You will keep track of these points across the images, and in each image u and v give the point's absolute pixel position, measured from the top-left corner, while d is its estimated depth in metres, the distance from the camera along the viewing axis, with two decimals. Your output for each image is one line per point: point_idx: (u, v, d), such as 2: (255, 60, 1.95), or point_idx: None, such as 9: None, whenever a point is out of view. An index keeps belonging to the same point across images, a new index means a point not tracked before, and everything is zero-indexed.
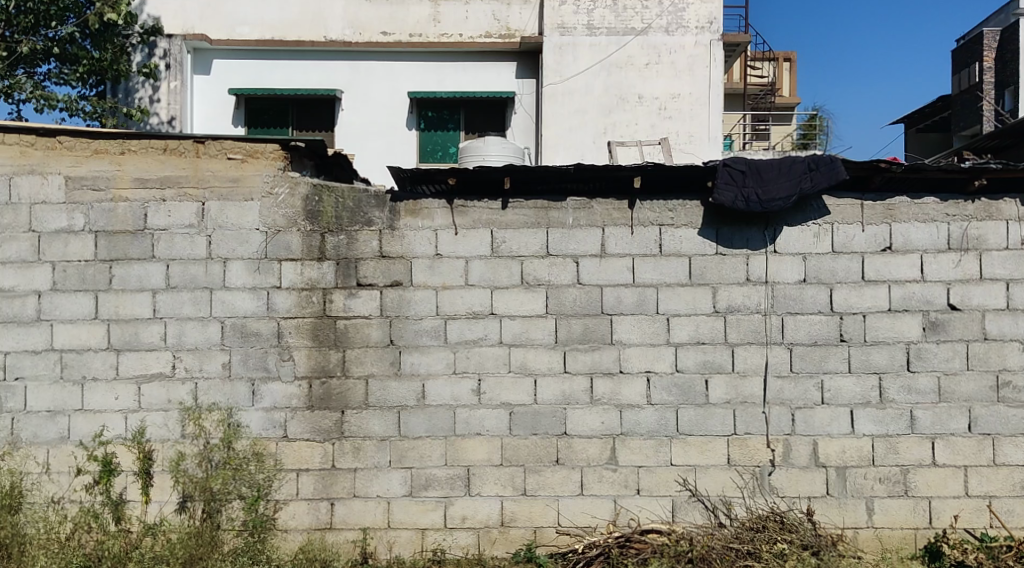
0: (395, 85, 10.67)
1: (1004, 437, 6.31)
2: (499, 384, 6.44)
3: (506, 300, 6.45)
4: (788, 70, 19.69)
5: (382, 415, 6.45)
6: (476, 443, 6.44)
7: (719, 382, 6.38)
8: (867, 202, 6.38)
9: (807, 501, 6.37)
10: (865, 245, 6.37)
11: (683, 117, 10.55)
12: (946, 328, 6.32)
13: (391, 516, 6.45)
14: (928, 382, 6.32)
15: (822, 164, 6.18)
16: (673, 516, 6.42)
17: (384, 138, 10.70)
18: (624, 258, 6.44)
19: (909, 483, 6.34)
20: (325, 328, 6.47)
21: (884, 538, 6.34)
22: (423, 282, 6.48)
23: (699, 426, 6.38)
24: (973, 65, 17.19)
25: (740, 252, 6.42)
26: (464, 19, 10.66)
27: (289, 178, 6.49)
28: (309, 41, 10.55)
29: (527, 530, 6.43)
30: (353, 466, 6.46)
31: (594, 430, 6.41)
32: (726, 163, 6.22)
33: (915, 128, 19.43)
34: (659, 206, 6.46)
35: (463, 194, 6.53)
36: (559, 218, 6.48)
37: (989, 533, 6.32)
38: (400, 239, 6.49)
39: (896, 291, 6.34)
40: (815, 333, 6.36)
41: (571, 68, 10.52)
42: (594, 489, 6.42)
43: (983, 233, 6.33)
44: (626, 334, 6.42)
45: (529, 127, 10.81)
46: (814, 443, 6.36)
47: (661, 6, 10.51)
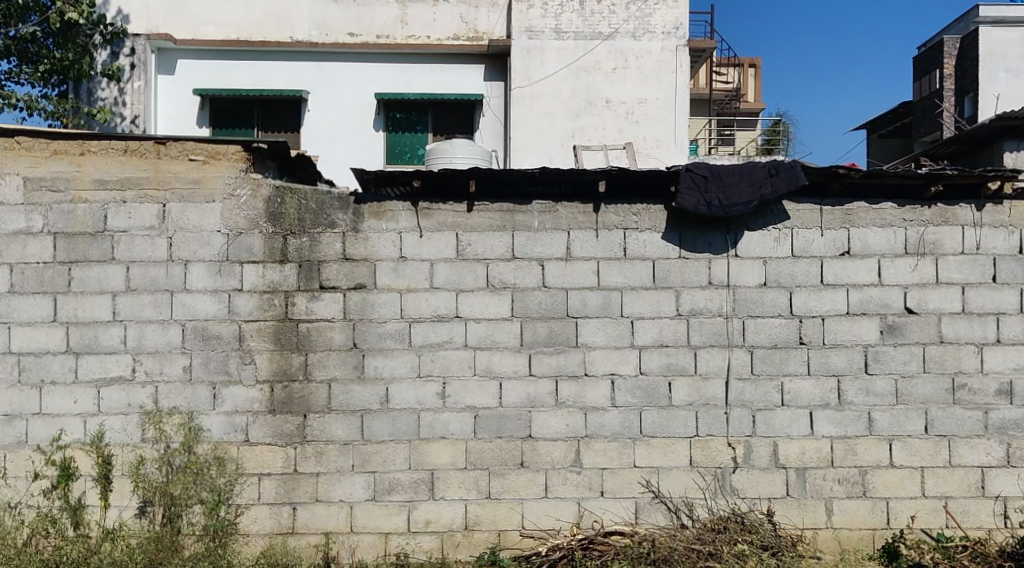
0: (361, 86, 10.63)
1: (961, 438, 6.40)
2: (463, 388, 6.43)
3: (472, 304, 6.45)
4: (753, 76, 19.90)
5: (346, 419, 6.42)
6: (440, 446, 6.43)
7: (682, 384, 6.43)
8: (827, 207, 6.46)
9: (767, 501, 6.43)
10: (825, 249, 6.44)
11: (650, 121, 10.62)
12: (903, 331, 6.41)
13: (354, 520, 6.43)
14: (886, 384, 6.40)
15: (783, 169, 6.25)
16: (636, 517, 6.44)
17: (350, 140, 10.65)
18: (589, 262, 6.46)
19: (867, 484, 6.41)
20: (287, 331, 6.43)
21: (843, 539, 6.40)
22: (387, 285, 6.46)
23: (662, 427, 6.42)
24: (934, 72, 17.40)
25: (703, 255, 6.47)
26: (432, 21, 10.67)
27: (251, 179, 6.45)
28: (275, 42, 10.48)
29: (491, 534, 6.43)
30: (316, 470, 6.42)
31: (559, 432, 6.43)
32: (689, 167, 6.28)
33: (877, 133, 19.65)
34: (624, 209, 6.49)
35: (428, 197, 6.52)
36: (524, 221, 6.49)
37: (945, 533, 6.40)
38: (364, 241, 6.46)
39: (855, 295, 6.42)
40: (776, 336, 6.43)
41: (539, 72, 10.56)
42: (559, 491, 6.43)
43: (939, 238, 6.43)
44: (591, 336, 6.44)
45: (497, 129, 10.83)
46: (775, 444, 6.42)
47: (628, 11, 10.56)
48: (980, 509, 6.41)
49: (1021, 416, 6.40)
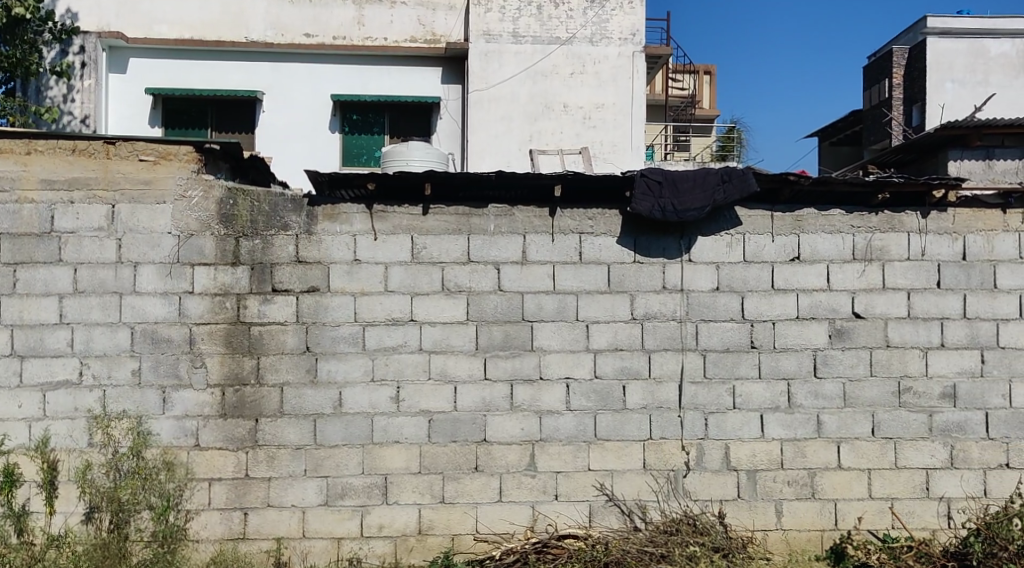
0: (318, 88, 10.55)
1: (906, 440, 6.51)
2: (418, 391, 6.41)
3: (427, 307, 6.43)
4: (708, 83, 20.11)
5: (298, 423, 6.37)
6: (394, 450, 6.40)
7: (636, 388, 6.47)
8: (778, 213, 6.54)
9: (719, 503, 6.50)
10: (775, 254, 6.53)
11: (606, 126, 10.68)
12: (851, 335, 6.51)
13: (306, 525, 6.37)
14: (834, 388, 6.50)
15: (735, 176, 6.31)
16: (590, 520, 6.47)
17: (306, 142, 10.57)
18: (544, 266, 6.48)
19: (816, 485, 6.50)
20: (239, 334, 6.36)
21: (792, 540, 6.49)
22: (340, 288, 6.41)
23: (616, 431, 6.46)
24: (883, 81, 17.71)
25: (657, 260, 6.52)
26: (390, 23, 10.63)
27: (203, 180, 6.37)
28: (230, 42, 10.37)
29: (444, 538, 6.41)
30: (268, 475, 6.36)
31: (513, 436, 6.44)
32: (644, 172, 6.32)
33: (828, 140, 19.95)
34: (580, 214, 6.51)
35: (383, 199, 6.48)
36: (480, 224, 6.49)
37: (891, 533, 6.51)
38: (317, 243, 6.41)
39: (805, 300, 6.51)
40: (728, 339, 6.50)
41: (496, 76, 10.57)
42: (513, 495, 6.44)
43: (886, 244, 6.54)
44: (546, 340, 6.46)
45: (455, 132, 10.81)
46: (726, 446, 6.49)
47: (585, 16, 10.62)
48: (925, 510, 6.53)
49: (965, 418, 6.51)
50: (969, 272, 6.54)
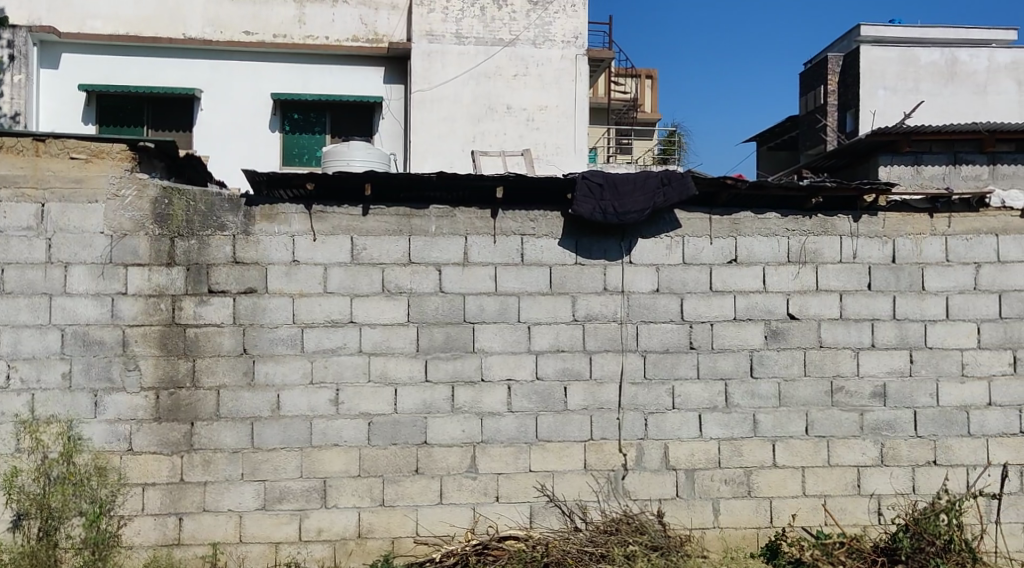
0: (257, 87, 10.42)
1: (838, 439, 6.64)
2: (357, 394, 6.36)
3: (366, 309, 6.38)
4: (650, 87, 20.32)
5: (234, 426, 6.27)
6: (333, 454, 6.34)
7: (577, 389, 6.51)
8: (715, 216, 6.64)
9: (657, 503, 6.56)
10: (713, 257, 6.62)
11: (549, 129, 10.73)
12: (786, 336, 6.63)
13: (243, 529, 6.28)
14: (769, 388, 6.61)
15: (674, 179, 6.40)
16: (530, 522, 6.48)
17: (246, 141, 10.44)
18: (486, 267, 6.48)
19: (752, 484, 6.60)
20: (174, 336, 6.24)
21: (728, 538, 6.58)
22: (278, 289, 6.33)
23: (557, 432, 6.49)
24: (820, 87, 18.07)
25: (598, 262, 6.57)
26: (332, 22, 10.54)
27: (137, 179, 6.24)
28: (166, 38, 10.18)
29: (384, 541, 6.37)
30: (203, 480, 6.25)
31: (454, 438, 6.42)
32: (585, 175, 6.35)
33: (766, 145, 20.30)
34: (521, 215, 6.53)
35: (323, 200, 6.42)
36: (421, 225, 6.46)
37: (824, 530, 6.63)
38: (255, 244, 6.32)
39: (742, 301, 6.62)
40: (667, 340, 6.57)
41: (439, 76, 10.54)
42: (453, 497, 6.42)
43: (820, 247, 6.67)
44: (487, 342, 6.45)
45: (397, 133, 10.75)
46: (665, 446, 6.56)
47: (528, 18, 10.67)
48: (856, 507, 6.65)
49: (894, 417, 6.65)
50: (899, 275, 6.69)
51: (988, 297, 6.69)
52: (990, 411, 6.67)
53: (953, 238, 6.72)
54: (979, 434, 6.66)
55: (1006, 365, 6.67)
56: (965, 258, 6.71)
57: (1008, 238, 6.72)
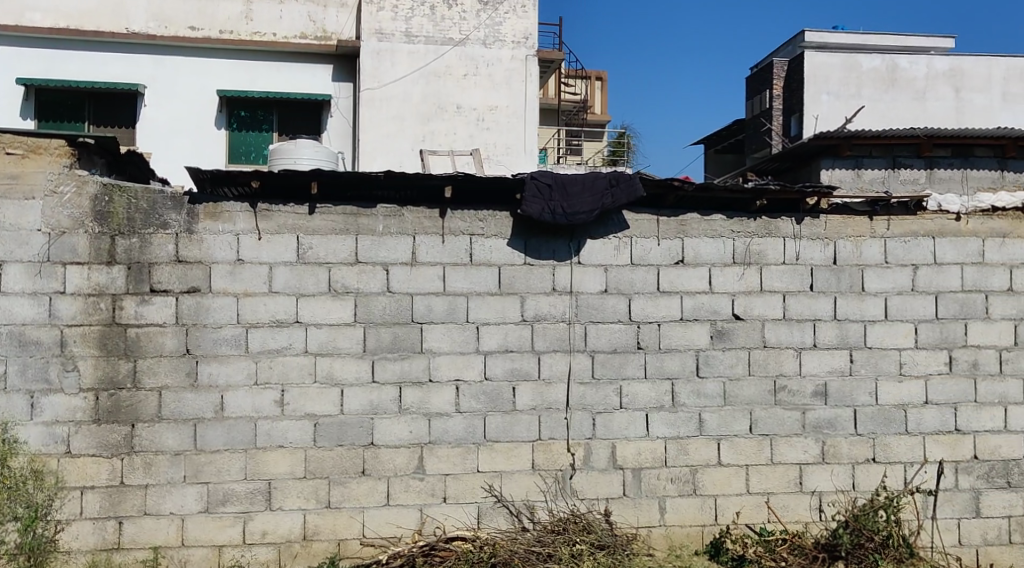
0: (203, 83, 10.27)
1: (780, 437, 6.73)
2: (302, 395, 6.29)
3: (312, 309, 6.31)
4: (600, 89, 20.44)
5: (177, 428, 6.17)
6: (278, 455, 6.26)
7: (525, 389, 6.51)
8: (663, 217, 6.70)
9: (605, 502, 6.59)
10: (661, 258, 6.68)
11: (498, 129, 10.74)
12: (731, 336, 6.71)
13: (185, 533, 6.18)
14: (715, 387, 6.69)
15: (623, 181, 6.44)
16: (478, 522, 6.47)
17: (190, 138, 10.28)
18: (434, 267, 6.46)
19: (697, 482, 6.67)
20: (114, 336, 6.12)
21: (673, 535, 6.64)
22: (222, 289, 6.24)
23: (505, 432, 6.48)
24: (766, 91, 18.34)
25: (547, 262, 6.58)
26: (279, 19, 10.42)
27: (76, 176, 6.11)
28: (109, 33, 9.98)
29: (330, 543, 6.31)
30: (144, 482, 6.14)
31: (401, 439, 6.38)
32: (534, 175, 6.36)
33: (714, 148, 20.55)
34: (470, 215, 6.52)
35: (268, 198, 6.33)
36: (368, 224, 6.41)
37: (767, 527, 6.72)
38: (199, 243, 6.23)
39: (688, 302, 6.68)
40: (616, 341, 6.61)
41: (389, 74, 10.47)
42: (400, 499, 6.38)
43: (764, 249, 6.77)
44: (435, 342, 6.43)
45: (346, 131, 10.65)
46: (612, 446, 6.60)
47: (478, 18, 10.66)
48: (798, 504, 6.75)
49: (835, 416, 6.77)
50: (840, 276, 6.81)
51: (925, 299, 6.84)
52: (927, 409, 6.81)
53: (892, 241, 6.86)
54: (916, 432, 6.80)
55: (942, 365, 6.82)
56: (904, 260, 6.85)
57: (943, 240, 6.88)
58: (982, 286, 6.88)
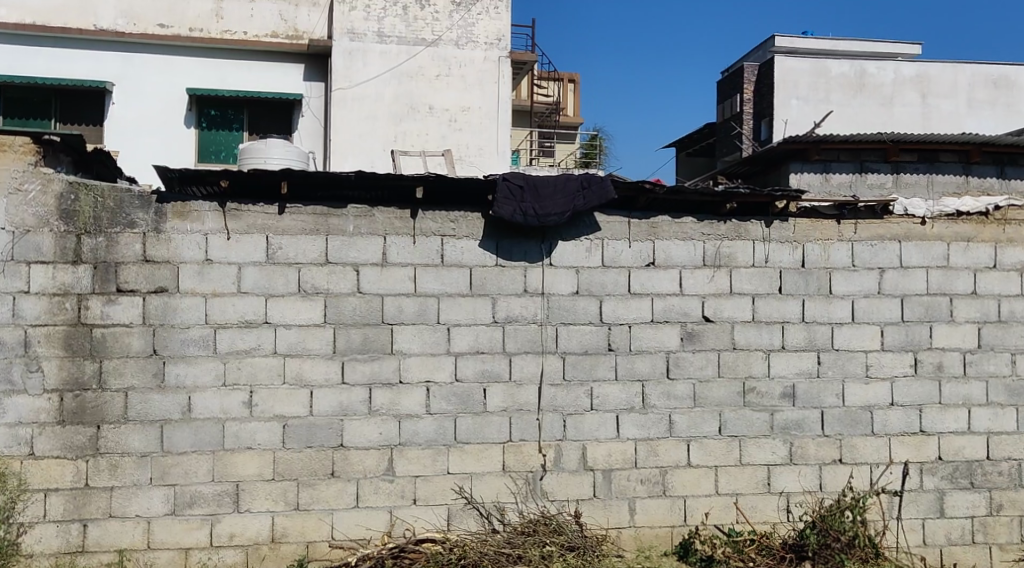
0: (172, 81, 10.17)
1: (749, 439, 6.78)
2: (271, 397, 6.24)
3: (281, 309, 6.27)
4: (573, 91, 20.49)
5: (143, 430, 6.10)
6: (246, 457, 6.21)
7: (496, 391, 6.51)
8: (634, 220, 6.73)
9: (575, 503, 6.60)
10: (632, 260, 6.70)
11: (471, 129, 10.73)
12: (701, 338, 6.75)
13: (151, 536, 6.11)
14: (685, 389, 6.72)
15: (594, 183, 6.45)
16: (448, 524, 6.45)
17: (159, 136, 10.18)
18: (405, 268, 6.43)
19: (667, 483, 6.70)
20: (79, 337, 6.05)
21: (642, 536, 6.66)
22: (190, 289, 6.18)
23: (475, 434, 6.47)
24: (736, 95, 18.47)
25: (519, 263, 6.58)
26: (250, 17, 10.34)
27: (41, 174, 6.04)
28: (76, 29, 9.86)
29: (298, 545, 6.26)
30: (110, 484, 6.07)
31: (371, 441, 6.35)
32: (506, 176, 6.36)
33: (685, 151, 20.66)
34: (441, 216, 6.50)
35: (237, 198, 6.29)
36: (338, 225, 6.37)
37: (735, 528, 6.76)
38: (167, 242, 6.16)
39: (659, 304, 6.71)
40: (587, 342, 6.63)
41: (360, 74, 10.43)
42: (370, 501, 6.35)
43: (734, 251, 6.82)
44: (406, 343, 6.41)
45: (317, 131, 10.59)
46: (583, 447, 6.61)
47: (451, 19, 10.64)
48: (766, 505, 6.80)
49: (803, 417, 6.83)
50: (808, 278, 6.87)
51: (891, 302, 6.92)
52: (893, 410, 6.89)
53: (859, 244, 6.93)
54: (882, 433, 6.87)
55: (907, 367, 6.90)
56: (870, 263, 6.93)
57: (910, 244, 6.96)
58: (947, 289, 6.97)
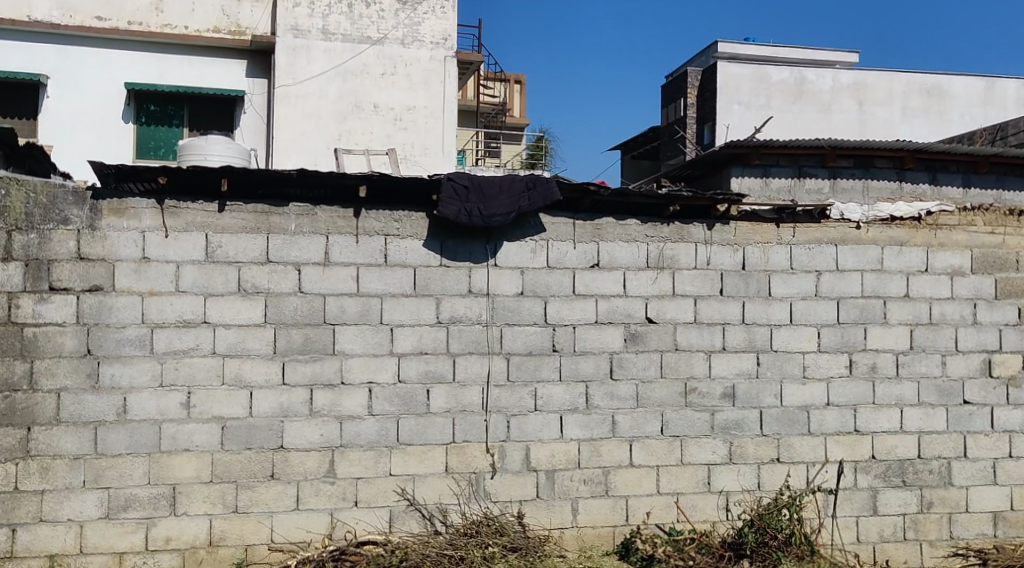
0: (109, 75, 9.96)
1: (690, 438, 6.86)
2: (209, 397, 6.14)
3: (221, 309, 6.17)
4: (520, 91, 20.52)
5: (76, 432, 5.96)
6: (183, 459, 6.10)
7: (440, 392, 6.49)
8: (579, 221, 6.76)
9: (518, 504, 6.61)
10: (576, 261, 6.74)
11: (416, 128, 10.71)
12: (643, 339, 6.80)
13: (84, 540, 5.97)
14: (628, 389, 6.77)
15: (540, 184, 6.46)
16: (390, 526, 6.41)
17: (96, 132, 9.97)
18: (347, 267, 6.38)
19: (609, 483, 6.74)
20: (9, 336, 5.90)
21: (584, 536, 6.70)
22: (126, 287, 6.05)
23: (418, 435, 6.44)
24: (680, 100, 18.67)
25: (463, 264, 6.57)
26: (191, 12, 10.15)
27: None
28: (9, 20, 9.61)
29: (237, 549, 6.17)
30: (41, 488, 5.93)
31: (311, 442, 6.28)
32: (450, 176, 6.34)
33: (630, 154, 20.83)
34: (385, 216, 6.46)
35: (176, 195, 6.17)
36: (280, 223, 6.29)
37: (676, 527, 6.83)
38: (102, 240, 6.03)
39: (603, 305, 6.76)
40: (531, 343, 6.64)
41: (304, 71, 10.33)
42: (310, 503, 6.28)
43: (676, 253, 6.89)
44: (348, 344, 6.35)
45: (260, 128, 10.45)
46: (527, 448, 6.62)
47: (396, 18, 10.59)
48: (706, 503, 6.88)
49: (742, 417, 6.92)
50: (748, 281, 6.97)
51: (828, 304, 7.06)
52: (828, 410, 7.02)
53: (797, 248, 7.05)
54: (818, 432, 7.01)
55: (843, 367, 7.05)
56: (808, 266, 7.06)
57: (846, 247, 7.10)
58: (881, 292, 7.13)
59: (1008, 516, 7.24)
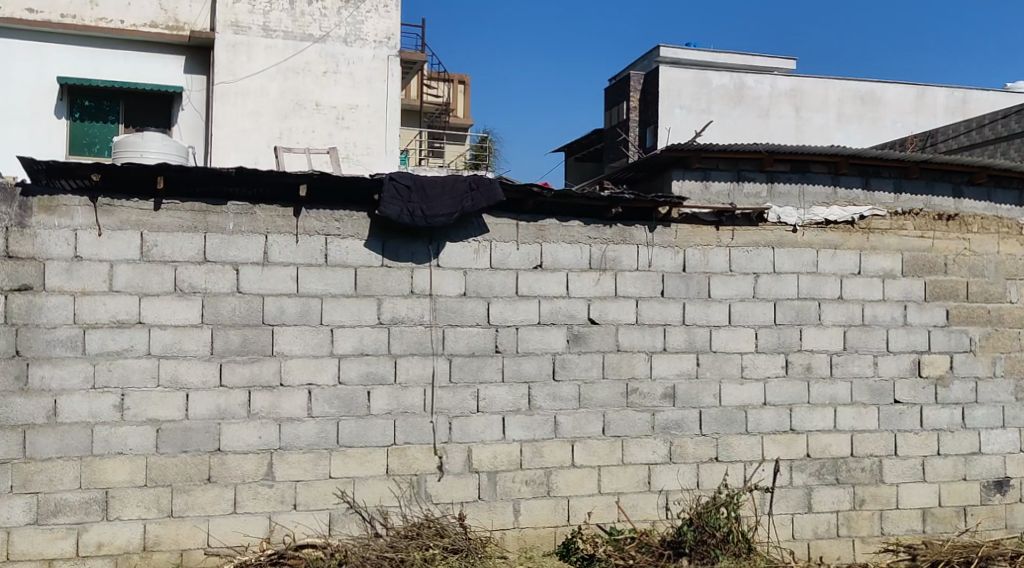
0: (41, 69, 9.74)
1: (631, 438, 6.91)
2: (144, 399, 6.01)
3: (156, 309, 6.05)
4: (464, 93, 20.52)
5: (3, 435, 5.80)
6: (116, 463, 5.97)
7: (381, 393, 6.44)
8: (522, 222, 6.77)
9: (459, 506, 6.60)
10: (519, 262, 6.74)
11: (359, 128, 10.71)
12: (586, 340, 6.85)
13: (12, 547, 5.82)
14: (570, 390, 6.80)
15: (482, 185, 6.46)
16: (329, 529, 6.35)
17: (26, 126, 9.74)
18: (287, 267, 6.30)
19: (551, 484, 6.77)
20: None
21: (525, 537, 6.71)
22: (57, 287, 5.91)
23: (359, 437, 6.39)
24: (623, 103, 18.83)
25: (405, 264, 6.53)
26: (127, 6, 9.95)
27: None
28: None
29: (172, 554, 6.06)
30: None
31: (250, 445, 6.19)
32: (392, 176, 6.30)
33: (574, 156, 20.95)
34: (326, 215, 6.39)
35: (109, 192, 6.02)
36: (218, 222, 6.19)
37: (616, 526, 6.88)
38: (31, 238, 5.88)
39: (546, 306, 6.78)
40: (474, 344, 6.63)
41: (245, 68, 10.22)
42: (248, 506, 6.19)
43: (619, 255, 6.94)
44: (288, 345, 6.28)
45: (199, 125, 10.29)
46: (468, 449, 6.61)
47: (339, 16, 10.54)
48: (646, 503, 6.95)
49: (682, 417, 7.00)
50: (688, 282, 7.05)
51: (766, 305, 7.18)
52: (765, 410, 7.14)
53: (736, 250, 7.16)
54: (755, 432, 7.12)
55: (779, 368, 7.18)
56: (746, 268, 7.17)
57: (782, 250, 7.23)
58: (816, 294, 7.27)
59: (937, 512, 7.43)
